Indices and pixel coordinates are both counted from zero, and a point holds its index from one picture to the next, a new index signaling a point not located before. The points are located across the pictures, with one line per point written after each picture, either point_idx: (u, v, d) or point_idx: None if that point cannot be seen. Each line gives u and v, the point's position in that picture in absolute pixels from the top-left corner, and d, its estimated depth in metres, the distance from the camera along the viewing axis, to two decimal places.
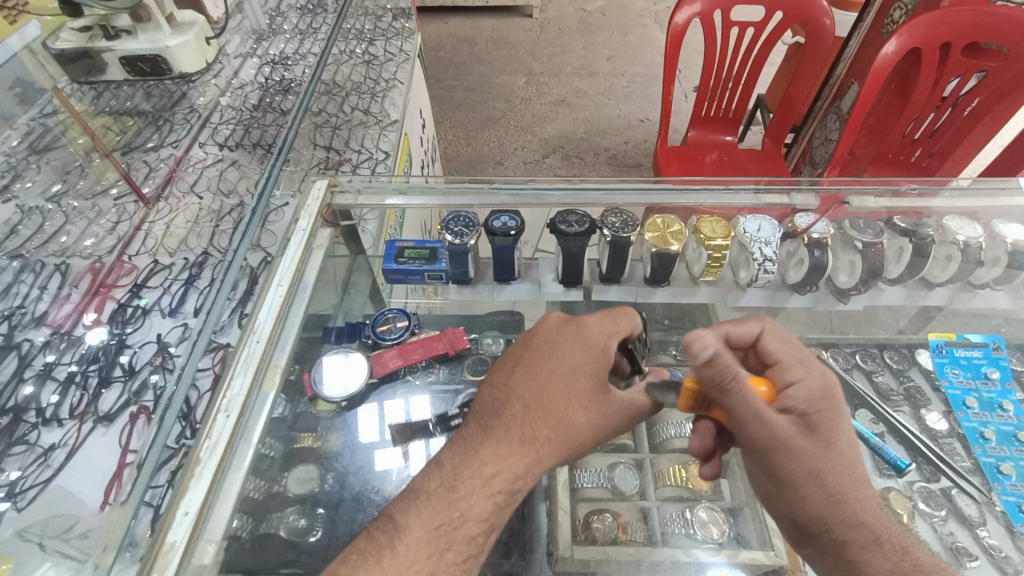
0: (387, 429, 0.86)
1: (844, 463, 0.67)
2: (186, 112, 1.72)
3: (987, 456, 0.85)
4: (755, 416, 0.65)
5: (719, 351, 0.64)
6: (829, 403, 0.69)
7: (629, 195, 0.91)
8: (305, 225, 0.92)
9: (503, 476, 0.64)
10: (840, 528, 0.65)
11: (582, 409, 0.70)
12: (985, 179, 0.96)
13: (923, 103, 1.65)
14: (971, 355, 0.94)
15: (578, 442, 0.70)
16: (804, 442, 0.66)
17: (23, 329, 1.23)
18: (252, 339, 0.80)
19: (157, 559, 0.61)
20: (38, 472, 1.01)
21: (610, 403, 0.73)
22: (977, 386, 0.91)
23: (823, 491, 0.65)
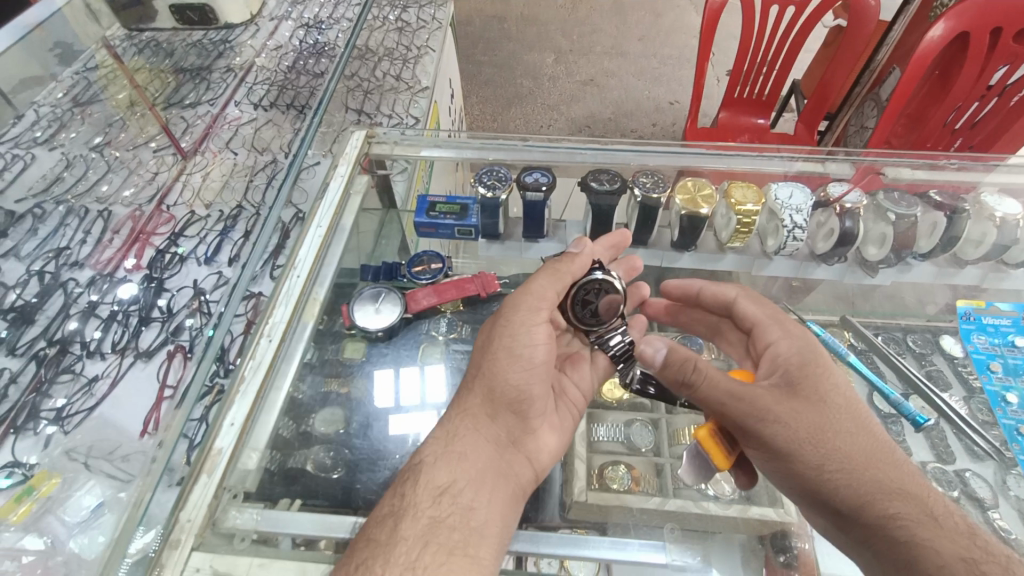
0: (402, 399, 0.86)
1: (845, 422, 0.69)
2: (223, 70, 1.75)
3: (1008, 418, 0.83)
4: (736, 391, 0.69)
5: (670, 349, 0.74)
6: (811, 363, 0.73)
7: (662, 158, 0.94)
8: (343, 171, 0.97)
9: (428, 467, 0.67)
10: (878, 499, 0.65)
11: (475, 356, 0.77)
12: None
13: (967, 91, 1.58)
14: (1001, 323, 0.93)
15: (487, 380, 0.73)
16: (801, 407, 0.69)
17: (68, 269, 1.29)
18: (293, 274, 0.87)
19: (206, 461, 0.68)
20: (83, 400, 1.09)
21: (488, 336, 0.76)
22: (1004, 352, 0.90)
23: (840, 458, 0.66)
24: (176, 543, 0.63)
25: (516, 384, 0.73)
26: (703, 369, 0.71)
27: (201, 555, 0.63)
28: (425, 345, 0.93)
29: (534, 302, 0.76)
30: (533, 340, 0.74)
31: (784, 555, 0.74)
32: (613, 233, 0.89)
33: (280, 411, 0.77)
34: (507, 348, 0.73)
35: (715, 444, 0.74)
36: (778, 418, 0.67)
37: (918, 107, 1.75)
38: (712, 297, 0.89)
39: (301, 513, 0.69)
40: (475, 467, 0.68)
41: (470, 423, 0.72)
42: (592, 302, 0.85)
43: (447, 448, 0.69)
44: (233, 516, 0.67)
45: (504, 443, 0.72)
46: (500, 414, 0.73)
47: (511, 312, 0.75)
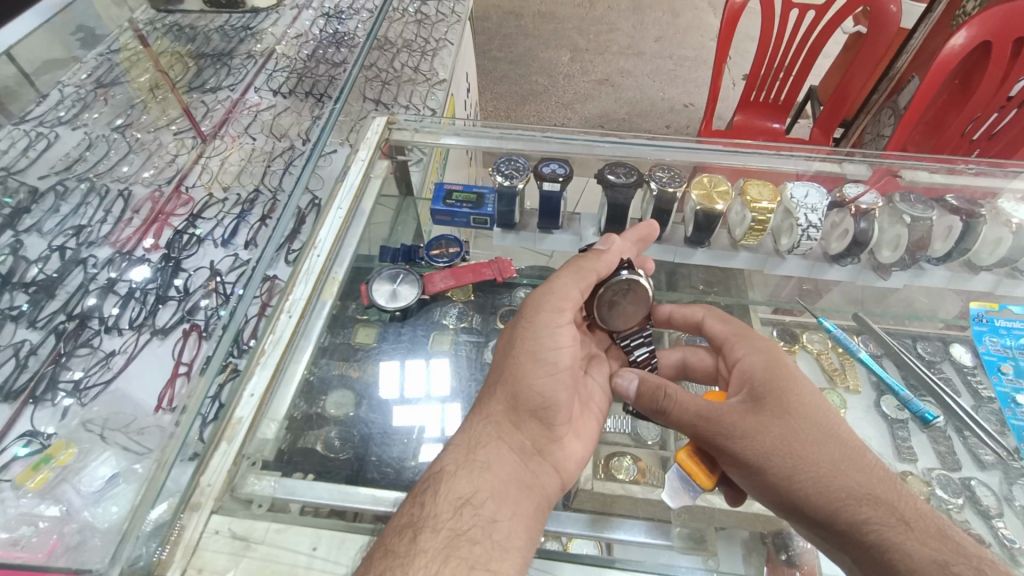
0: (406, 391, 0.85)
1: (812, 429, 0.66)
2: (244, 57, 1.78)
3: (1017, 419, 0.82)
4: (699, 411, 0.69)
5: (640, 380, 0.75)
6: (775, 372, 0.72)
7: (677, 153, 0.96)
8: (364, 156, 1.00)
9: (449, 476, 0.65)
10: (848, 505, 0.61)
11: (496, 362, 0.76)
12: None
13: (986, 101, 1.57)
14: (1013, 325, 0.92)
15: (511, 385, 0.73)
16: (764, 418, 0.67)
17: (89, 246, 1.32)
18: (314, 253, 0.89)
19: (227, 429, 0.70)
20: (100, 373, 1.11)
21: (510, 340, 0.75)
22: (1016, 354, 0.89)
23: (807, 466, 0.64)
24: (196, 506, 0.64)
25: (541, 389, 0.73)
26: (672, 394, 0.72)
27: (220, 519, 0.64)
28: (436, 333, 0.94)
29: (559, 304, 0.75)
30: (557, 343, 0.74)
31: (786, 553, 0.70)
32: (639, 226, 0.87)
33: (298, 383, 0.79)
34: (530, 352, 0.73)
35: (695, 464, 0.72)
36: (741, 432, 0.66)
37: (936, 114, 1.74)
38: (682, 319, 0.88)
39: (317, 482, 0.70)
40: (498, 478, 0.66)
41: (493, 431, 0.71)
42: (618, 302, 0.81)
43: (470, 456, 0.68)
44: (251, 482, 0.69)
45: (528, 451, 0.71)
46: (524, 421, 0.73)
47: (533, 316, 0.75)
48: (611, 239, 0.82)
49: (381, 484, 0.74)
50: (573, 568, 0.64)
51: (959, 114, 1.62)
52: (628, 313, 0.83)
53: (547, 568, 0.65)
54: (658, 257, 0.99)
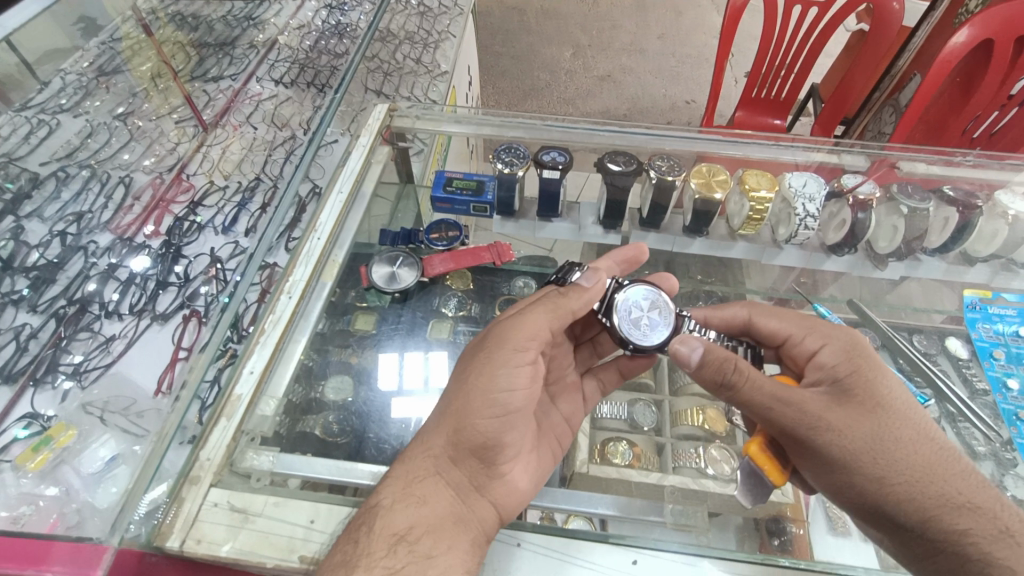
0: (405, 380, 0.86)
1: (906, 429, 0.62)
2: (246, 47, 1.78)
3: (1007, 403, 0.84)
4: (780, 398, 0.62)
5: (707, 349, 0.65)
6: (859, 363, 0.66)
7: (678, 142, 0.97)
8: (365, 141, 1.00)
9: (385, 512, 0.59)
10: (944, 514, 0.59)
11: (448, 390, 0.67)
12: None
13: (988, 100, 1.57)
14: (1005, 313, 0.94)
15: (454, 421, 0.64)
16: (853, 413, 0.62)
17: (90, 232, 1.32)
18: (314, 236, 0.90)
19: (226, 406, 0.71)
20: (100, 357, 1.12)
21: (465, 369, 0.67)
22: (1008, 340, 0.91)
23: (900, 468, 0.60)
24: (196, 480, 0.65)
25: (485, 431, 0.63)
26: (746, 371, 0.63)
27: (219, 492, 0.65)
28: (435, 320, 0.94)
29: (521, 341, 0.66)
30: (509, 383, 0.64)
31: (778, 539, 0.70)
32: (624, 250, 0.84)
33: (297, 363, 0.80)
34: (479, 387, 0.64)
35: (767, 458, 0.66)
36: (829, 427, 0.61)
37: (938, 115, 1.71)
38: (721, 320, 0.80)
39: (315, 458, 0.71)
40: (436, 513, 0.61)
41: (432, 466, 0.63)
42: (638, 315, 0.76)
43: (407, 489, 0.61)
44: (250, 457, 0.69)
45: (465, 489, 0.64)
46: (463, 459, 0.64)
47: (492, 349, 0.66)
48: (597, 275, 0.72)
49: (378, 461, 0.75)
50: (569, 540, 0.64)
51: (959, 114, 1.62)
52: (659, 320, 0.76)
53: (544, 540, 0.65)
54: (655, 246, 1.00)
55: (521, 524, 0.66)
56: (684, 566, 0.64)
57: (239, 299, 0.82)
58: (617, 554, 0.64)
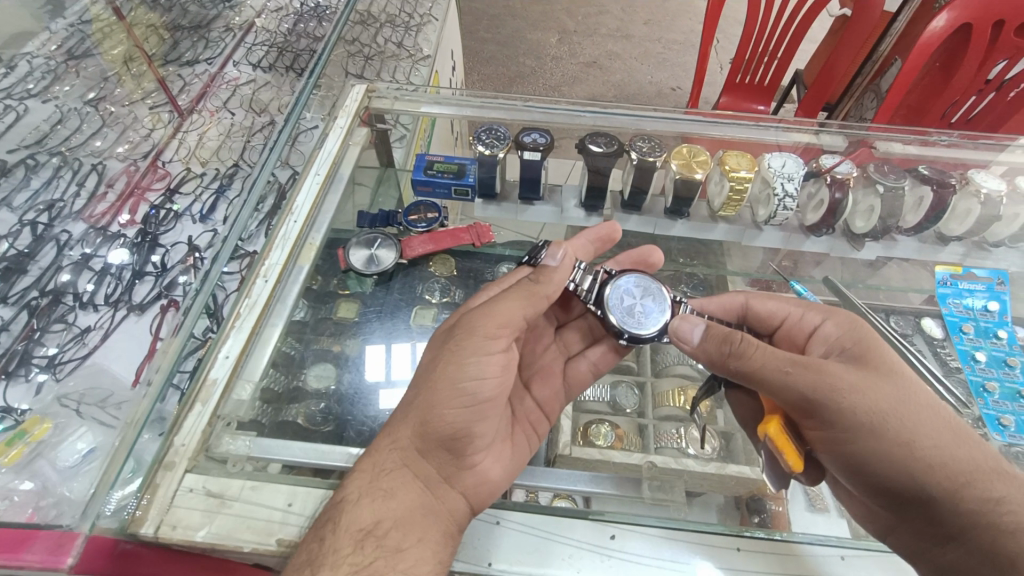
0: (390, 369, 0.84)
1: (924, 397, 0.62)
2: (222, 30, 1.74)
3: (975, 375, 0.86)
4: (799, 361, 0.62)
5: (708, 326, 0.69)
6: (864, 332, 0.68)
7: (659, 123, 0.97)
8: (343, 123, 0.99)
9: (352, 506, 0.59)
10: (979, 480, 0.58)
11: (416, 382, 0.67)
12: (989, 138, 0.99)
13: (966, 85, 1.58)
14: (975, 288, 0.95)
15: (420, 414, 0.63)
16: (872, 377, 0.62)
17: (62, 221, 1.28)
18: (290, 219, 0.88)
19: (201, 391, 0.70)
20: (75, 349, 1.09)
21: (434, 361, 0.67)
22: (977, 315, 0.92)
23: (928, 433, 0.60)
24: (171, 465, 0.65)
25: (454, 422, 0.64)
26: (753, 341, 0.65)
27: (195, 477, 0.64)
28: (418, 308, 0.94)
29: (493, 329, 0.66)
30: (478, 372, 0.64)
31: (758, 516, 0.71)
32: (598, 226, 0.86)
33: (275, 348, 0.79)
34: (447, 376, 0.64)
35: (786, 441, 0.63)
36: (855, 391, 0.60)
37: (919, 98, 1.71)
38: (717, 308, 0.80)
39: (293, 443, 0.71)
40: (404, 506, 0.61)
41: (398, 459, 0.63)
42: (631, 303, 0.77)
43: (373, 483, 0.61)
44: (226, 442, 0.69)
45: (433, 480, 0.64)
46: (431, 451, 0.65)
47: (463, 338, 0.65)
48: (562, 252, 0.72)
49: (360, 443, 0.75)
50: (547, 517, 0.65)
51: (937, 99, 1.63)
52: (653, 307, 0.77)
53: (522, 517, 0.65)
54: (638, 229, 1.00)
55: (504, 504, 0.67)
56: (663, 540, 0.64)
57: (212, 284, 0.81)
58: (595, 530, 0.64)
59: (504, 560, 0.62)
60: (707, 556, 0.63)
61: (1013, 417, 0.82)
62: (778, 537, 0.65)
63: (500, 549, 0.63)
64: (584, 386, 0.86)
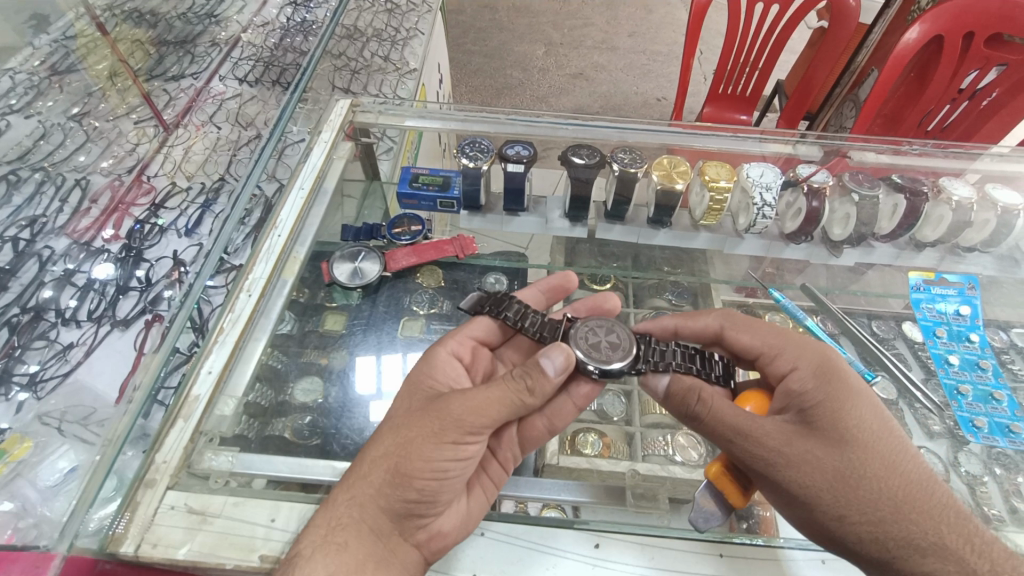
0: (382, 381, 0.84)
1: (871, 462, 0.59)
2: (208, 44, 1.74)
3: (949, 378, 0.88)
4: (740, 431, 0.63)
5: (674, 378, 0.71)
6: (828, 389, 0.64)
7: (641, 134, 0.99)
8: (327, 137, 0.99)
9: (304, 561, 0.55)
10: (911, 555, 0.55)
11: (385, 441, 0.61)
12: (957, 147, 1.02)
13: (939, 95, 1.63)
14: (947, 293, 0.96)
15: (390, 475, 0.59)
16: (814, 447, 0.61)
17: (45, 236, 1.27)
18: (274, 233, 0.88)
19: (183, 407, 0.70)
20: (58, 366, 1.07)
21: (408, 428, 0.61)
22: (949, 319, 0.94)
23: (863, 507, 0.58)
24: (151, 483, 0.64)
25: (421, 489, 0.60)
26: (709, 401, 0.67)
27: (176, 494, 0.63)
28: (406, 319, 0.94)
29: (476, 425, 0.61)
30: (456, 454, 0.61)
31: (746, 522, 0.70)
32: (551, 278, 0.88)
33: (258, 362, 0.79)
34: (420, 452, 0.59)
35: (729, 482, 0.65)
36: (789, 462, 0.60)
37: (895, 107, 1.76)
38: (692, 329, 0.81)
39: (277, 458, 0.70)
40: (356, 559, 0.56)
41: (357, 512, 0.59)
42: (597, 340, 0.73)
43: (327, 538, 0.57)
44: (208, 458, 0.68)
45: (386, 531, 0.60)
46: (391, 509, 0.59)
47: (437, 424, 0.60)
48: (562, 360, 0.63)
49: (346, 457, 0.74)
50: (531, 527, 0.65)
51: (913, 108, 1.67)
52: (619, 341, 0.73)
53: (507, 527, 0.65)
54: (622, 238, 1.02)
55: (492, 515, 0.67)
56: (645, 548, 0.64)
57: (195, 299, 0.79)
58: (580, 539, 0.64)
59: (488, 570, 0.62)
60: (690, 564, 0.64)
61: (986, 419, 0.84)
62: (766, 542, 0.66)
63: (484, 559, 0.63)
64: (539, 442, 0.75)
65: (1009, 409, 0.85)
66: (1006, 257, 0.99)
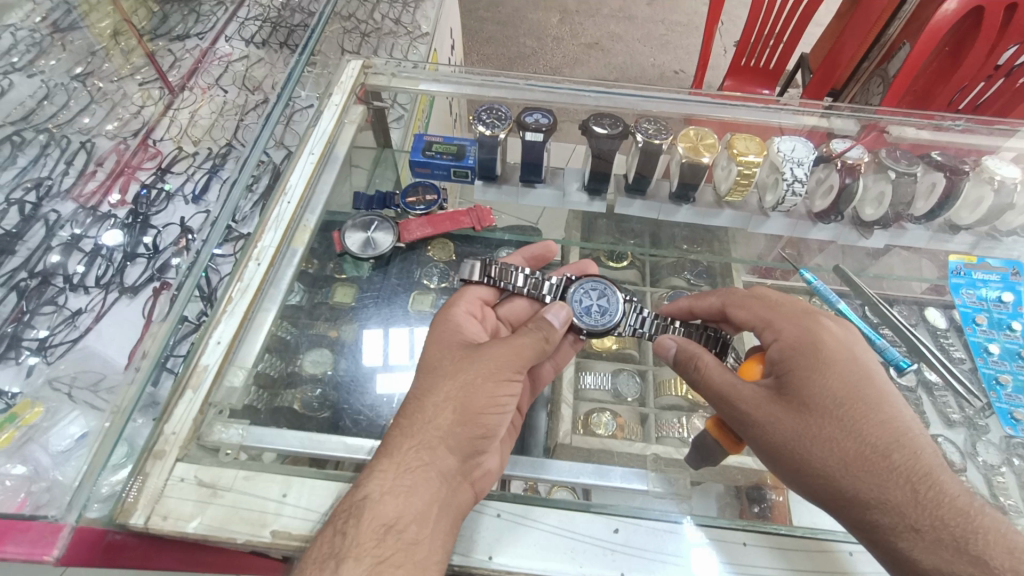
0: (389, 358, 0.82)
1: (833, 423, 0.59)
2: (213, 4, 1.68)
3: (987, 367, 0.85)
4: (722, 393, 0.66)
5: (679, 345, 0.72)
6: (802, 358, 0.64)
7: (664, 105, 0.95)
8: (338, 100, 0.95)
9: (375, 503, 0.56)
10: (857, 507, 0.56)
11: (445, 385, 0.63)
12: (999, 125, 0.97)
13: (974, 71, 1.54)
14: (990, 278, 0.92)
15: (456, 413, 0.62)
16: (780, 410, 0.61)
17: (50, 200, 1.24)
18: (284, 199, 0.86)
19: (192, 377, 0.69)
20: (66, 332, 1.07)
21: (466, 372, 0.64)
22: (989, 306, 0.90)
23: (817, 465, 0.59)
24: (160, 454, 0.63)
25: (486, 423, 0.63)
26: (703, 368, 0.68)
27: (185, 467, 0.63)
28: (417, 293, 0.92)
29: (523, 364, 0.66)
30: (509, 389, 0.65)
31: (758, 506, 0.70)
32: (534, 245, 0.88)
33: (268, 333, 0.78)
34: (484, 389, 0.63)
35: (724, 436, 0.69)
36: (753, 421, 0.63)
37: (925, 84, 1.67)
38: (701, 307, 0.80)
39: (285, 432, 0.69)
40: (425, 501, 0.57)
41: (426, 455, 0.60)
42: (588, 303, 0.80)
43: (396, 480, 0.58)
44: (218, 431, 0.67)
45: (452, 473, 0.60)
46: (457, 447, 0.61)
47: (499, 360, 0.65)
48: (563, 313, 0.71)
49: (355, 433, 0.73)
50: (548, 510, 0.64)
51: (945, 85, 1.59)
52: (608, 306, 0.80)
53: (522, 509, 0.64)
54: (641, 213, 0.98)
55: (494, 494, 0.65)
56: (665, 534, 0.63)
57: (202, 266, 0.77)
58: (599, 523, 0.63)
59: (506, 553, 0.60)
60: (720, 555, 0.62)
61: None
62: (793, 533, 0.64)
63: (500, 543, 0.61)
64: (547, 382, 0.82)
65: None
66: None
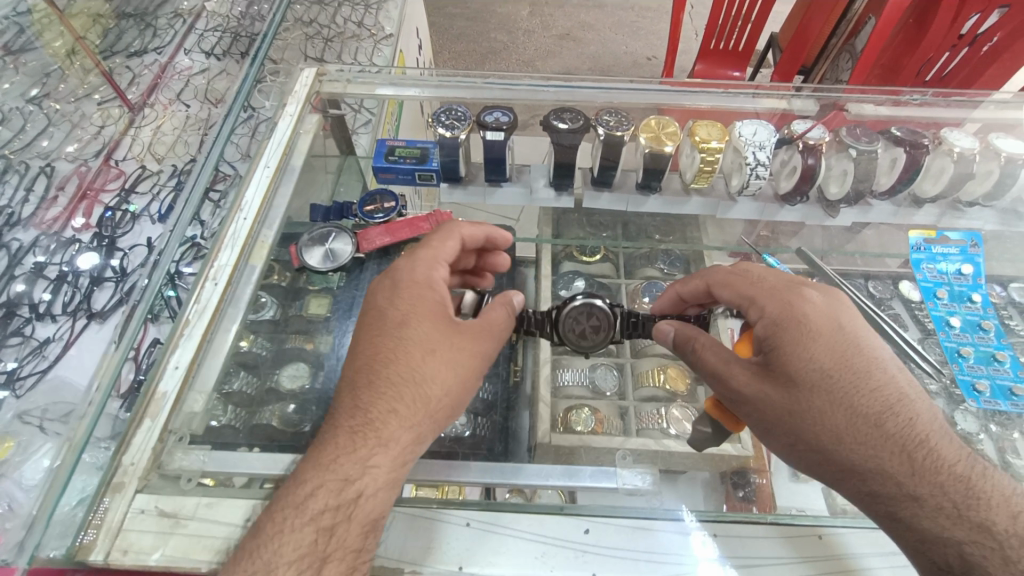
0: None
1: (825, 398, 0.59)
2: (170, 16, 1.64)
3: (950, 341, 0.86)
4: (717, 374, 0.66)
5: (677, 330, 0.72)
6: (789, 334, 0.63)
7: (625, 96, 0.95)
8: (292, 110, 0.93)
9: (369, 501, 0.56)
10: (858, 479, 0.58)
11: (443, 376, 0.63)
12: (958, 96, 0.98)
13: (939, 42, 1.55)
14: (949, 252, 0.95)
15: (449, 405, 0.63)
16: (772, 388, 0.62)
17: (11, 229, 1.21)
18: (240, 216, 0.84)
19: (151, 405, 0.67)
20: (35, 363, 1.04)
21: (466, 365, 0.64)
22: (951, 279, 0.93)
23: (815, 440, 0.60)
24: (119, 487, 0.62)
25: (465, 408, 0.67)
26: (698, 351, 0.69)
27: (146, 498, 0.61)
28: None
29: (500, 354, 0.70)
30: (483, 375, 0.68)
31: (743, 491, 0.71)
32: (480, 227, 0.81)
33: (229, 353, 0.76)
34: (474, 380, 0.66)
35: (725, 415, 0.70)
36: (746, 401, 0.63)
37: (892, 57, 1.68)
38: (684, 286, 0.78)
39: (250, 454, 0.68)
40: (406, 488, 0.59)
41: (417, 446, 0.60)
42: (583, 328, 0.77)
43: (390, 476, 0.57)
44: (179, 458, 0.66)
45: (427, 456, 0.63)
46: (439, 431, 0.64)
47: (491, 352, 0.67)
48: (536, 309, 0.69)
49: None
50: (519, 515, 0.63)
51: (912, 56, 1.59)
52: (601, 321, 0.77)
53: (491, 517, 0.63)
54: (610, 206, 0.97)
55: (466, 503, 0.65)
56: (638, 532, 0.63)
57: (155, 292, 0.78)
58: (568, 525, 0.63)
59: (476, 562, 0.60)
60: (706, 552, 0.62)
61: (988, 382, 0.83)
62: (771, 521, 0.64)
63: (470, 552, 0.61)
64: None
65: (1011, 371, 0.83)
66: (1008, 211, 0.95)
